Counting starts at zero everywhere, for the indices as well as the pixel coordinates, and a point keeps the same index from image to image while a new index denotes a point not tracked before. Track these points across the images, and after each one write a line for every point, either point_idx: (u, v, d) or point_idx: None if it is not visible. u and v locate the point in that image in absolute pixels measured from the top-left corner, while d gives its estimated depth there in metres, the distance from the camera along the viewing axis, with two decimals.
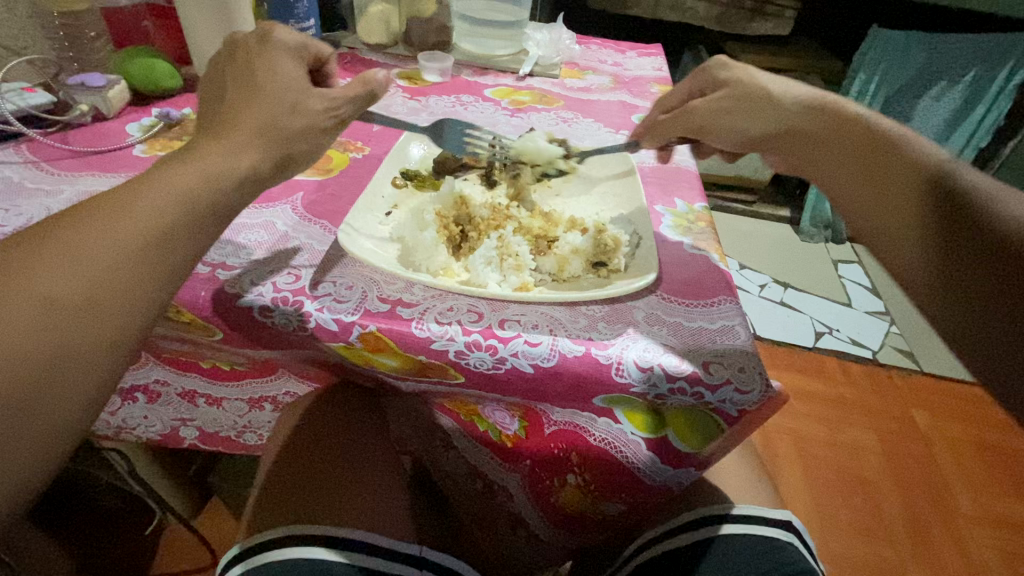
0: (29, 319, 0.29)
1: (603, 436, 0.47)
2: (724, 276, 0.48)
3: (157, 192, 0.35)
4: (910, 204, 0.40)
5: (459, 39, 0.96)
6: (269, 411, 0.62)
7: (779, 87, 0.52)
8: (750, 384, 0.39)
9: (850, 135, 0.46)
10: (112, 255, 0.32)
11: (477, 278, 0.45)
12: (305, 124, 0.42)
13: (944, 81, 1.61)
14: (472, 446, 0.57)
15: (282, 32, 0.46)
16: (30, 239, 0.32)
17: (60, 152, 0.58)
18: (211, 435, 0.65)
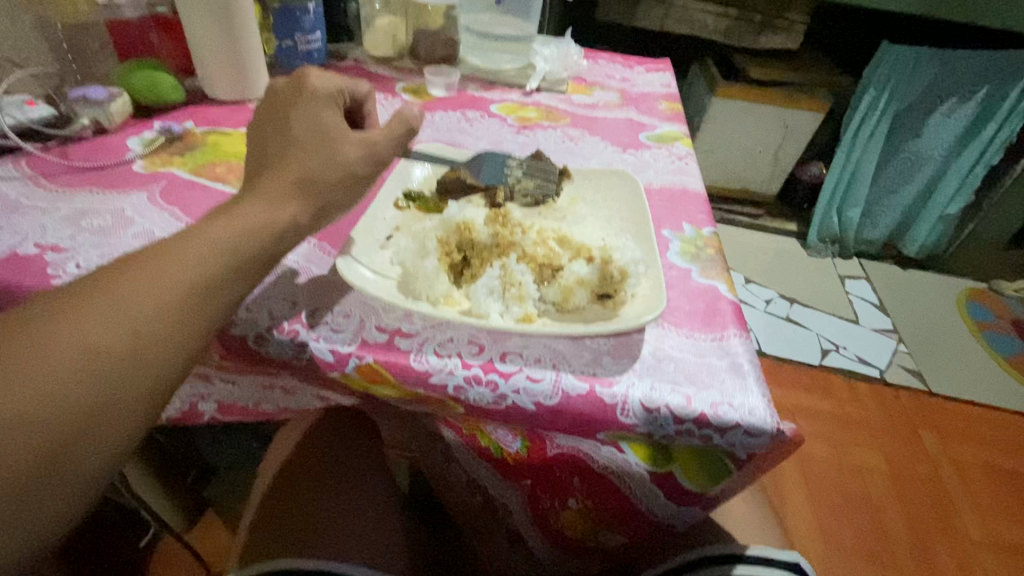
0: (103, 354, 0.30)
1: (604, 463, 0.45)
2: (733, 308, 0.47)
3: (198, 245, 0.35)
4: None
5: (465, 52, 0.95)
6: (307, 398, 0.50)
7: None
8: (761, 427, 0.37)
9: None
10: (161, 303, 0.32)
11: (478, 307, 0.44)
12: (343, 172, 0.42)
13: (954, 98, 1.60)
14: (470, 460, 0.53)
15: (313, 75, 0.45)
16: (100, 277, 0.33)
17: (59, 167, 0.57)
18: (234, 409, 0.51)
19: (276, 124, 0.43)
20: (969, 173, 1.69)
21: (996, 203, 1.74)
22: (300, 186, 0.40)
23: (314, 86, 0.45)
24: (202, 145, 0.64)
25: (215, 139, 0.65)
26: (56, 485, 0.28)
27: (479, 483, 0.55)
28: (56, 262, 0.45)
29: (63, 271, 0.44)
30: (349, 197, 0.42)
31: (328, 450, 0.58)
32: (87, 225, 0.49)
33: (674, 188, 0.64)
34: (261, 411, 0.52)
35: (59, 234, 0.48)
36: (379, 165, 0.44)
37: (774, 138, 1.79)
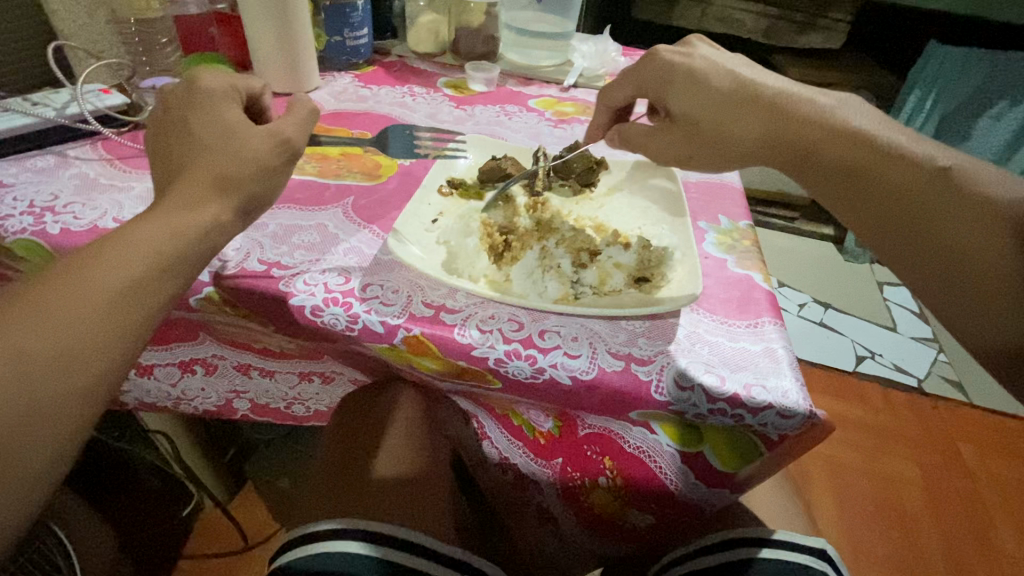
0: (42, 358, 0.32)
1: (637, 444, 0.47)
2: (768, 297, 0.47)
3: (131, 244, 0.37)
4: (921, 211, 0.41)
5: (505, 49, 0.98)
6: (343, 387, 0.57)
7: (759, 100, 0.48)
8: (795, 409, 0.38)
9: (894, 174, 0.42)
10: (91, 304, 0.35)
11: (520, 287, 0.46)
12: (255, 166, 0.43)
13: (1006, 99, 1.49)
14: (501, 438, 0.55)
15: (203, 77, 0.47)
16: (32, 285, 0.35)
17: (132, 151, 0.61)
18: (263, 408, 0.59)
19: (175, 130, 0.44)
20: None
21: None
22: (213, 180, 0.41)
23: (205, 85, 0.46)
24: None
25: None
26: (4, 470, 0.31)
27: (508, 460, 0.56)
28: None
29: None
30: (267, 187, 0.44)
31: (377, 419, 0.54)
32: None
33: (711, 182, 0.64)
34: (291, 414, 0.60)
35: (134, 210, 0.52)
36: (291, 154, 0.46)
37: None
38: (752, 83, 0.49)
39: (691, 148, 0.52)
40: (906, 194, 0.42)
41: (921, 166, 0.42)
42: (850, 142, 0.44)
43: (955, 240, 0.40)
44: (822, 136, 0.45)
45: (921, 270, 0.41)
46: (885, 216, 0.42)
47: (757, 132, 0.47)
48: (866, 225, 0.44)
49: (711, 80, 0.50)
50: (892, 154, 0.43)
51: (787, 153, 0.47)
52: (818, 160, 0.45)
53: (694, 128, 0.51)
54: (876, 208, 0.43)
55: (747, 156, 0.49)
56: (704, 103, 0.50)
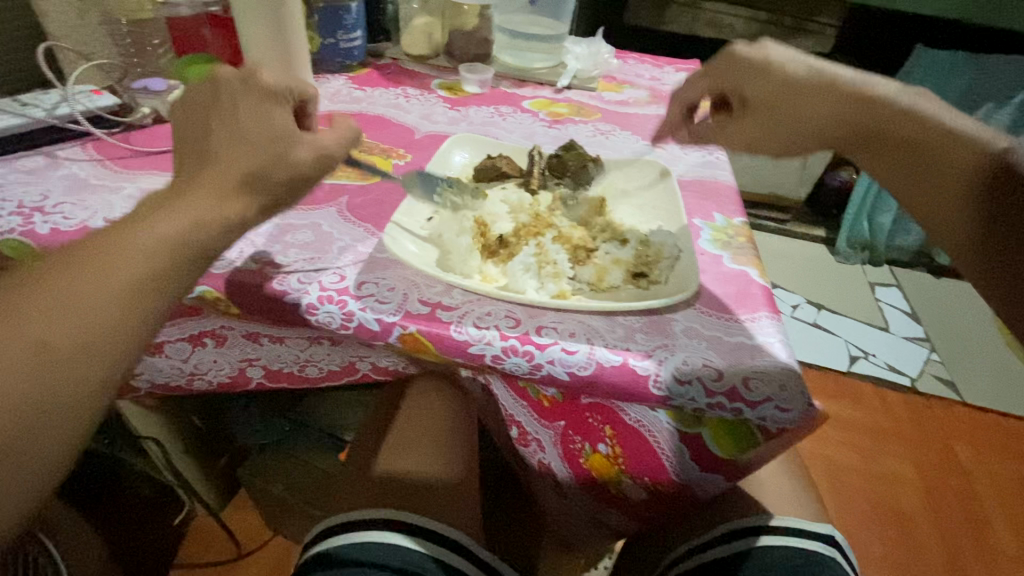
0: (47, 352, 0.31)
1: (636, 418, 0.47)
2: (764, 292, 0.48)
3: (135, 236, 0.34)
4: (969, 190, 0.44)
5: (498, 51, 0.97)
6: (354, 350, 0.49)
7: (826, 79, 0.52)
8: (791, 402, 0.38)
9: (938, 149, 0.45)
10: (101, 298, 0.32)
11: (516, 283, 0.45)
12: (292, 175, 0.39)
13: (991, 102, 1.57)
14: (507, 405, 0.54)
15: (264, 71, 0.42)
16: (41, 270, 0.33)
17: (123, 152, 0.60)
18: (279, 376, 0.53)
19: (222, 120, 0.40)
20: None
21: None
22: (244, 185, 0.37)
23: (263, 82, 0.42)
24: None
25: None
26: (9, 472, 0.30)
27: (513, 418, 0.55)
28: None
29: None
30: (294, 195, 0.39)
31: (411, 407, 0.62)
32: None
33: (705, 181, 0.65)
34: (305, 376, 0.53)
35: (125, 210, 0.52)
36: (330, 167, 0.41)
37: None
38: (827, 69, 0.53)
39: (756, 128, 0.57)
40: (950, 175, 0.44)
41: (980, 149, 0.44)
42: (911, 123, 0.47)
43: (990, 216, 0.42)
44: (881, 114, 0.49)
45: (964, 241, 0.44)
46: (933, 187, 0.45)
47: (822, 110, 0.52)
48: (915, 195, 0.47)
49: (780, 67, 0.55)
50: (950, 135, 0.45)
51: (842, 126, 0.51)
52: (873, 135, 0.49)
53: (767, 107, 0.56)
54: (920, 178, 0.46)
55: (803, 128, 0.54)
56: (781, 82, 0.54)
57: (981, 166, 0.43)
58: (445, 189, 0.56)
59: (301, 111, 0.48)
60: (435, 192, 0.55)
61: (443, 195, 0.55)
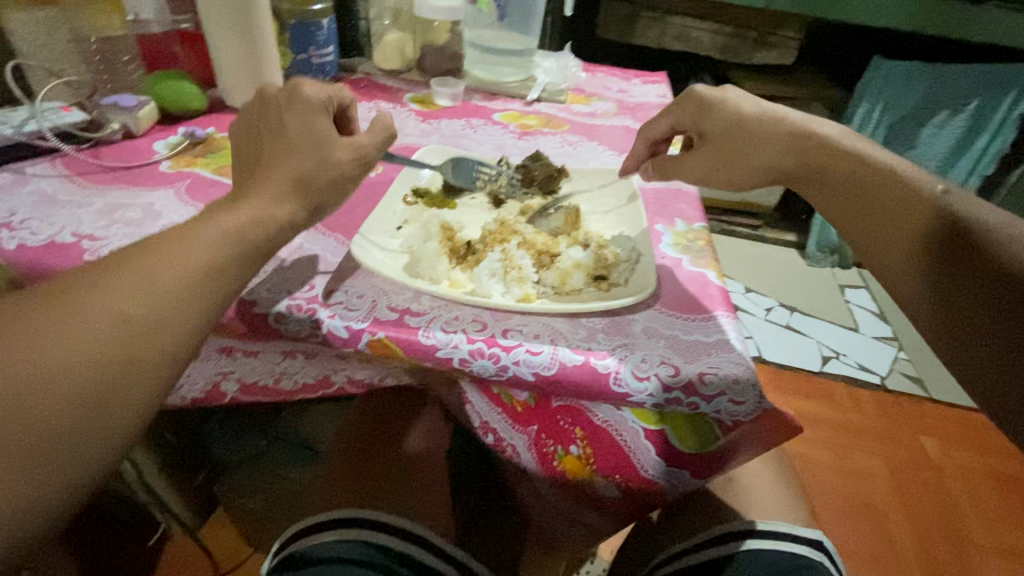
0: (126, 329, 0.34)
1: (606, 418, 0.48)
2: (722, 293, 0.50)
3: (182, 252, 0.37)
4: (912, 239, 0.45)
5: (470, 66, 1.01)
6: (327, 362, 0.49)
7: (777, 121, 0.54)
8: (744, 396, 0.40)
9: (889, 192, 0.47)
10: (176, 282, 0.36)
11: (482, 288, 0.47)
12: (333, 174, 0.44)
13: (947, 109, 1.65)
14: (484, 407, 0.53)
15: (306, 86, 0.48)
16: (118, 260, 0.36)
17: (93, 168, 0.61)
18: (252, 390, 0.52)
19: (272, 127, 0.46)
20: (963, 182, 1.75)
21: None
22: (297, 182, 0.43)
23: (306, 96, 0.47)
24: (223, 148, 0.68)
25: None
26: (88, 438, 0.32)
27: (488, 425, 0.55)
28: (92, 249, 0.49)
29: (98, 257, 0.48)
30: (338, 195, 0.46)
31: (397, 416, 0.65)
32: (118, 217, 0.53)
33: (667, 189, 0.67)
34: (281, 390, 0.52)
35: (94, 225, 0.52)
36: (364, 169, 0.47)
37: None
38: (776, 114, 0.54)
39: (711, 160, 0.57)
40: (899, 215, 0.46)
41: (923, 198, 0.46)
42: (861, 172, 0.49)
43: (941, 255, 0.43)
44: (835, 162, 0.51)
45: (911, 285, 0.45)
46: (883, 231, 0.47)
47: (776, 154, 0.53)
48: (869, 238, 0.48)
49: (743, 110, 0.55)
50: (903, 184, 0.47)
51: (797, 161, 0.52)
52: (830, 178, 0.51)
53: (721, 142, 0.56)
54: (871, 215, 0.48)
55: (755, 169, 0.55)
56: (736, 118, 0.55)
57: (927, 215, 0.45)
58: (488, 172, 0.62)
59: (341, 110, 0.52)
60: (477, 176, 0.62)
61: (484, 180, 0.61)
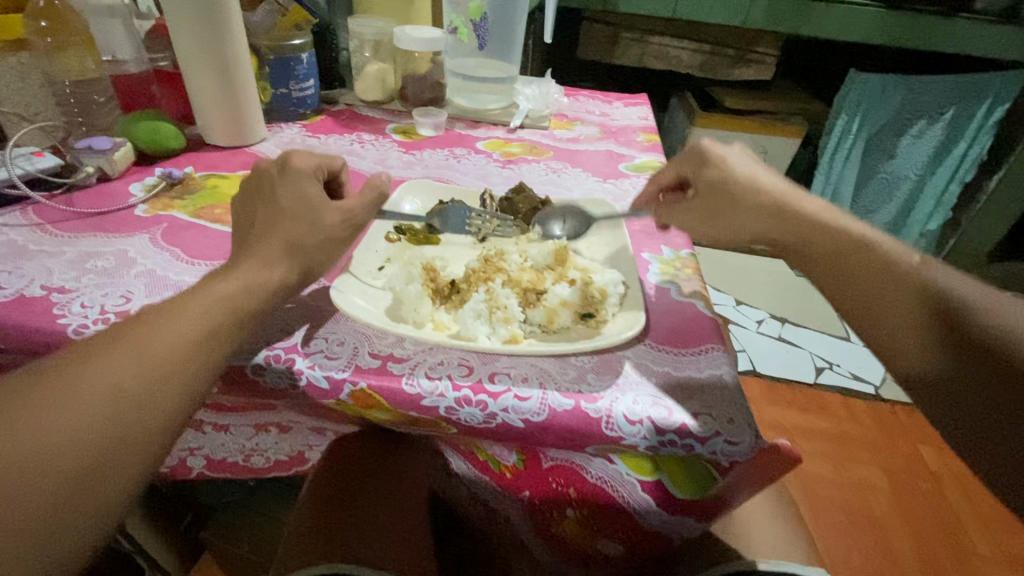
0: (116, 402, 0.33)
1: (599, 475, 0.55)
2: (712, 324, 0.49)
3: (168, 325, 0.37)
4: (922, 333, 0.42)
5: (453, 94, 1.01)
6: (300, 436, 0.59)
7: (765, 190, 0.53)
8: (740, 435, 0.39)
9: (889, 275, 0.45)
10: (168, 351, 0.36)
11: (467, 331, 0.46)
12: (323, 240, 0.45)
13: (924, 119, 1.69)
14: (473, 477, 0.62)
15: (295, 158, 0.48)
16: (112, 332, 0.36)
17: (65, 214, 0.59)
18: (219, 464, 0.59)
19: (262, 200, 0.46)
20: (945, 190, 1.77)
21: (973, 219, 1.77)
22: (291, 253, 0.43)
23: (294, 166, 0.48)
24: (202, 188, 0.67)
25: (215, 183, 0.68)
26: (74, 519, 0.31)
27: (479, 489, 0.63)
28: (62, 303, 0.47)
29: (68, 311, 0.46)
30: (328, 251, 0.45)
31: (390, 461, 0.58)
32: (91, 266, 0.52)
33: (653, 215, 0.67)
34: (249, 466, 0.60)
35: (64, 276, 0.50)
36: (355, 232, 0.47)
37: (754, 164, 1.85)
38: (765, 183, 0.53)
39: (702, 212, 0.55)
40: (897, 299, 0.44)
41: (920, 279, 0.44)
42: (858, 252, 0.47)
43: (950, 347, 0.41)
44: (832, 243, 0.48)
45: (921, 386, 0.42)
46: (879, 315, 0.44)
47: (766, 223, 0.51)
48: (872, 324, 0.45)
49: (734, 172, 0.54)
50: (900, 267, 0.45)
51: (793, 232, 0.50)
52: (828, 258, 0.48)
53: (713, 202, 0.54)
54: (871, 301, 0.45)
55: (746, 235, 0.53)
56: (724, 178, 0.53)
57: (930, 304, 0.43)
58: (477, 218, 0.60)
59: (332, 177, 0.52)
60: (467, 224, 0.60)
61: (476, 227, 0.60)
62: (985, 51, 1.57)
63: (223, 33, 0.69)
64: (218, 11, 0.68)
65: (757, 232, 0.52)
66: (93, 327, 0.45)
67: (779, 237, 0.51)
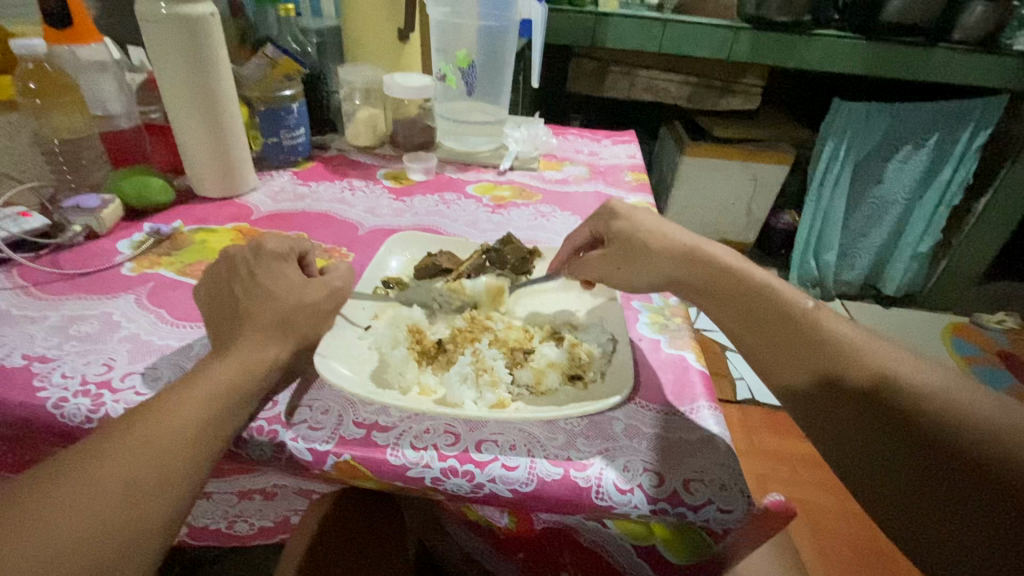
0: (125, 501, 0.32)
1: (592, 539, 0.50)
2: (702, 378, 0.49)
3: (179, 411, 0.36)
4: (848, 400, 0.40)
5: (443, 137, 1.02)
6: (287, 502, 0.59)
7: (667, 239, 0.53)
8: (733, 502, 0.38)
9: (812, 335, 0.44)
10: (178, 443, 0.35)
11: (454, 396, 0.45)
12: (298, 305, 0.45)
13: (909, 144, 1.71)
14: (468, 537, 0.61)
15: (253, 240, 0.48)
16: (123, 424, 0.35)
17: (49, 276, 0.59)
18: (201, 530, 0.61)
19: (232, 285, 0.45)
20: (934, 213, 1.78)
21: (964, 240, 1.81)
22: (272, 325, 0.43)
23: (256, 245, 0.48)
24: (190, 244, 0.67)
25: (203, 237, 0.68)
26: None
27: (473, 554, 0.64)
28: (42, 373, 0.46)
29: (49, 384, 0.45)
30: (311, 322, 0.45)
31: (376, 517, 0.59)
32: (74, 332, 0.51)
33: None
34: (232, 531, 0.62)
35: (46, 344, 0.50)
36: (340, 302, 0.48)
37: (745, 191, 1.87)
38: (671, 234, 0.53)
39: (611, 264, 0.54)
40: (820, 362, 0.42)
41: (838, 339, 0.43)
42: (778, 307, 0.46)
43: (875, 413, 0.39)
44: (766, 308, 0.46)
45: (845, 462, 0.39)
46: (802, 376, 0.43)
47: (670, 267, 0.51)
48: (799, 387, 0.43)
49: (643, 223, 0.54)
50: (822, 325, 0.44)
51: (712, 285, 0.49)
52: (763, 323, 0.46)
53: (623, 248, 0.54)
54: (794, 361, 0.43)
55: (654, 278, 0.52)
56: (634, 229, 0.54)
57: (855, 368, 0.41)
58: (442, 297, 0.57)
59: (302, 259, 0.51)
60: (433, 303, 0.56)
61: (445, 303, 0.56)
62: (967, 80, 1.60)
63: (213, 90, 0.70)
64: (207, 69, 0.69)
65: (664, 276, 0.51)
66: (73, 400, 0.44)
67: (689, 281, 0.50)
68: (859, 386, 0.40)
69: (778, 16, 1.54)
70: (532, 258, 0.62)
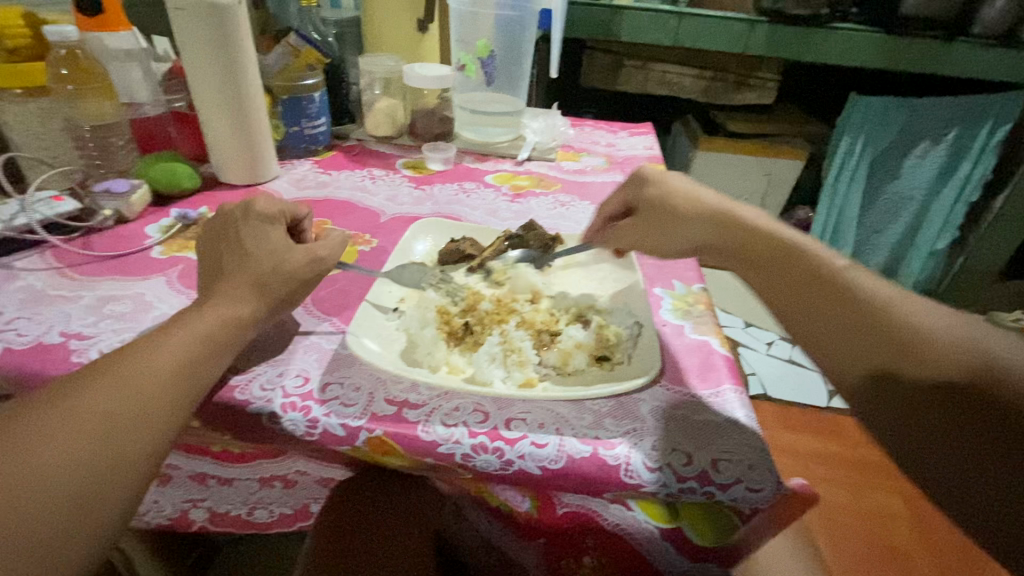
0: (128, 408, 0.36)
1: (614, 521, 0.50)
2: (727, 363, 0.49)
3: (177, 337, 0.40)
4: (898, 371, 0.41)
5: (460, 127, 1.03)
6: (309, 489, 0.59)
7: (698, 201, 0.55)
8: (762, 482, 0.39)
9: (858, 305, 0.45)
10: (175, 362, 0.39)
11: (482, 374, 0.46)
12: None
13: (927, 140, 1.69)
14: (487, 521, 0.61)
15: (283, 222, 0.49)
16: (124, 348, 0.39)
17: (83, 258, 0.60)
18: (221, 516, 0.59)
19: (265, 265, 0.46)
20: (952, 209, 1.77)
21: (982, 237, 1.79)
22: None
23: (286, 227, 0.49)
24: None
25: None
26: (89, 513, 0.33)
27: (495, 541, 0.63)
28: (79, 350, 0.47)
29: (87, 358, 0.46)
30: None
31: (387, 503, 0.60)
32: (108, 311, 0.52)
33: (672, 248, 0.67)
34: (252, 519, 0.59)
35: (82, 322, 0.51)
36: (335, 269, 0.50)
37: (759, 186, 1.85)
38: (703, 197, 0.56)
39: (644, 232, 0.57)
40: (868, 332, 0.43)
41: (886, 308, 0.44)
42: (823, 275, 0.47)
43: (924, 381, 0.40)
44: (801, 272, 0.48)
45: (895, 429, 0.40)
46: (849, 346, 0.44)
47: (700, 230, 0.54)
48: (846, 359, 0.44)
49: (674, 188, 0.57)
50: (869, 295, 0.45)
51: (750, 252, 0.51)
52: (804, 291, 0.47)
53: (653, 212, 0.56)
54: (842, 331, 0.44)
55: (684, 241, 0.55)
56: (664, 195, 0.56)
57: (905, 337, 0.42)
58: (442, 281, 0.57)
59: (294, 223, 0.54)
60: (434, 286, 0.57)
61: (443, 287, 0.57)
62: (989, 74, 1.58)
63: (240, 77, 0.71)
64: (235, 56, 0.70)
65: (693, 239, 0.54)
66: None
67: (719, 243, 0.53)
68: (907, 352, 0.41)
69: (795, 10, 1.52)
70: (555, 243, 0.63)
